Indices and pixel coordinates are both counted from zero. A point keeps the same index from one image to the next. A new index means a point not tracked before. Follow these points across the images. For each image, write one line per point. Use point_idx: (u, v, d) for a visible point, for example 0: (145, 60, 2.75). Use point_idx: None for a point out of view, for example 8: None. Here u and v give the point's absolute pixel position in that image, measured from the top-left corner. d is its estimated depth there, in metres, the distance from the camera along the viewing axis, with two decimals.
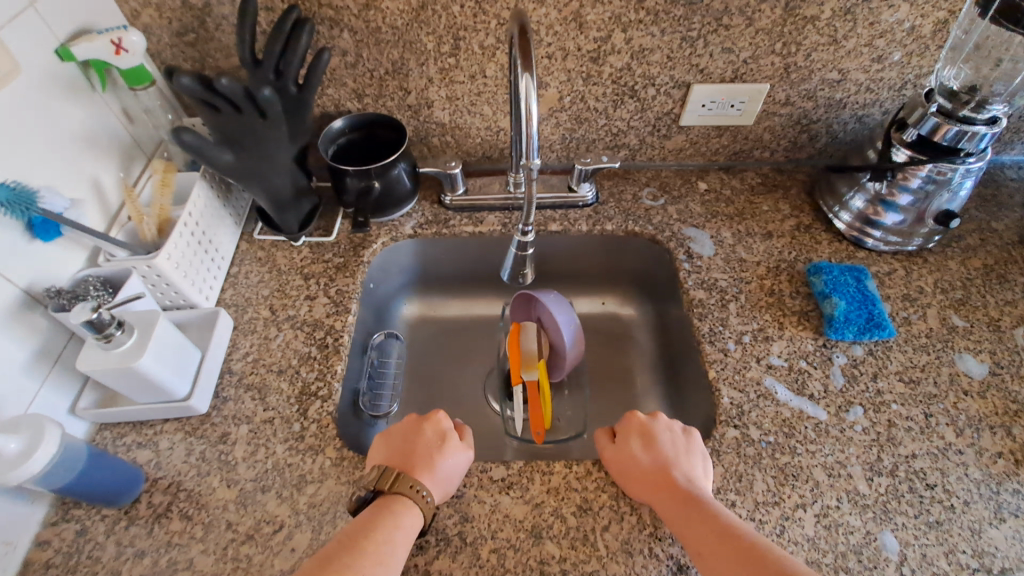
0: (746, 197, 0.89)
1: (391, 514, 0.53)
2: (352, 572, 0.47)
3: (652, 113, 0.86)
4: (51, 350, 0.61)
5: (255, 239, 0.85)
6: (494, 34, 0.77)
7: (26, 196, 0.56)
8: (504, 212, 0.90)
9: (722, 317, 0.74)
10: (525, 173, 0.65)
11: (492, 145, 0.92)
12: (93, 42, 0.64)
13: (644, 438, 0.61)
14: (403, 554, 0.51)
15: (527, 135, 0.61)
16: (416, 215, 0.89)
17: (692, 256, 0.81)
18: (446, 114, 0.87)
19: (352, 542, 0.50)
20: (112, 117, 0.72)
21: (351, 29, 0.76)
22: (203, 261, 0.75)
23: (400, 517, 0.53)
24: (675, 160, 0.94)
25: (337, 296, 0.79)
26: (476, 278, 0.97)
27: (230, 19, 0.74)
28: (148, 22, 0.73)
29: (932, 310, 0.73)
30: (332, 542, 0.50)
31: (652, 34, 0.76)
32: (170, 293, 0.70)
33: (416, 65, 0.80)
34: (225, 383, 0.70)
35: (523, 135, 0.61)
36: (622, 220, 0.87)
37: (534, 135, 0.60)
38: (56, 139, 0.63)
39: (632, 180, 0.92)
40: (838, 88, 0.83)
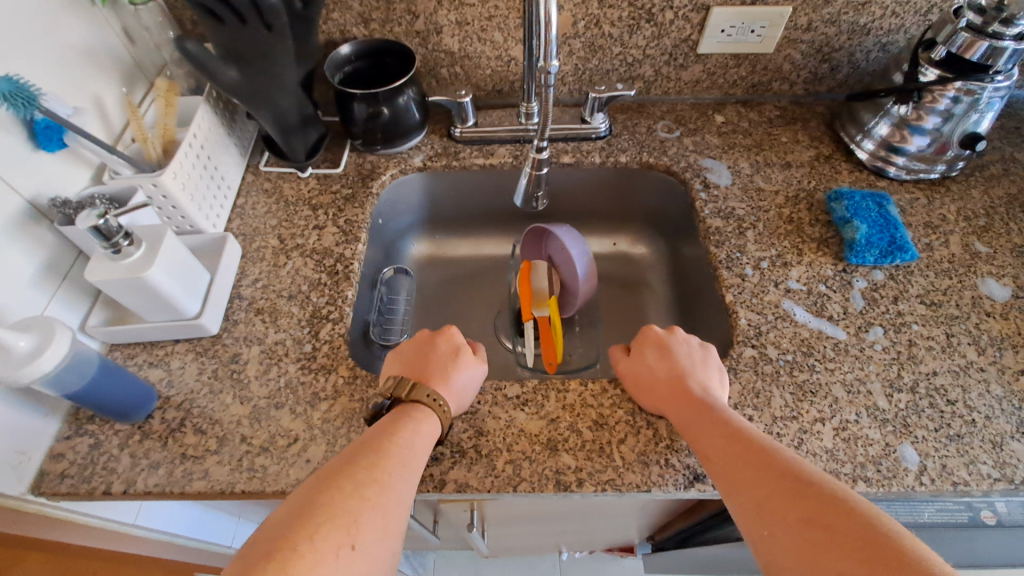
0: (764, 129, 0.87)
1: (412, 420, 0.52)
2: (380, 470, 0.46)
3: (669, 40, 0.83)
4: (58, 266, 0.60)
5: (261, 170, 0.84)
6: None
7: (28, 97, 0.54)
8: (515, 144, 0.88)
9: (740, 244, 0.72)
10: (541, 79, 0.62)
11: (503, 78, 0.90)
12: None
13: (659, 351, 0.60)
14: (423, 458, 0.50)
15: (546, 42, 0.59)
16: (425, 148, 0.87)
17: (709, 185, 0.79)
18: (455, 41, 0.84)
19: (376, 443, 0.49)
20: (112, 35, 0.69)
21: None
22: (210, 187, 0.73)
23: (421, 424, 0.52)
24: (691, 94, 0.91)
25: (346, 225, 0.78)
26: (486, 216, 0.96)
27: None
28: None
29: (954, 237, 0.72)
30: (354, 442, 0.50)
31: None
32: (177, 217, 0.69)
33: None
34: (235, 307, 0.69)
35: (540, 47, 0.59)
36: (636, 152, 0.85)
37: (554, 46, 0.59)
38: (58, 52, 0.61)
39: (647, 113, 0.90)
40: (863, 12, 0.79)
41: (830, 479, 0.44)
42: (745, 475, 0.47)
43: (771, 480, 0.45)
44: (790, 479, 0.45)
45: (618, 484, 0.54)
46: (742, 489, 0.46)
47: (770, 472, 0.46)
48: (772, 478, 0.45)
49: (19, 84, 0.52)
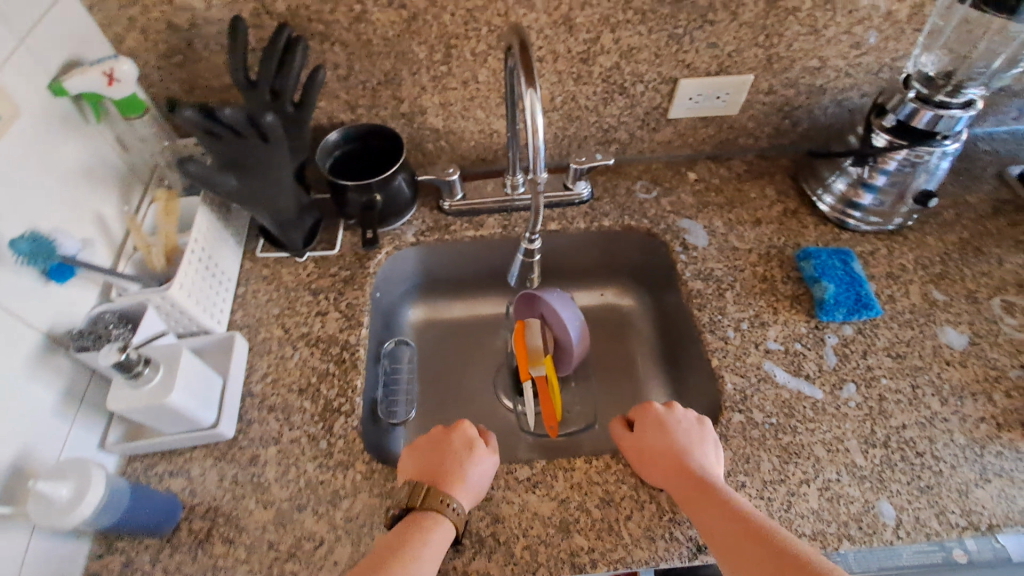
0: (734, 184, 0.92)
1: (422, 529, 0.56)
2: None
3: (642, 108, 0.88)
4: (76, 390, 0.62)
5: (258, 257, 0.86)
6: (485, 40, 0.77)
7: (45, 245, 0.57)
8: (503, 214, 0.91)
9: (721, 305, 0.78)
10: (531, 182, 0.64)
11: (486, 148, 0.93)
12: (85, 74, 0.62)
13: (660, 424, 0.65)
14: (431, 568, 0.54)
15: (535, 151, 0.60)
16: (417, 222, 0.91)
17: (688, 247, 0.85)
18: (439, 120, 0.87)
19: (383, 560, 0.53)
20: (107, 147, 0.71)
21: (342, 43, 0.76)
22: (213, 286, 0.76)
23: (430, 533, 0.56)
24: (665, 152, 0.96)
25: (348, 309, 0.81)
26: (478, 279, 0.99)
27: (217, 39, 0.74)
28: (133, 46, 0.73)
29: (914, 287, 0.78)
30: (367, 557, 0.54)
31: (640, 33, 0.77)
32: (184, 320, 0.71)
33: (409, 74, 0.80)
34: (247, 406, 0.71)
35: (529, 159, 0.61)
36: (618, 215, 0.89)
37: (541, 147, 0.60)
38: (61, 179, 0.63)
39: (624, 174, 0.95)
40: (819, 75, 0.85)
41: (822, 558, 0.49)
42: (747, 553, 0.51)
43: (773, 560, 0.50)
44: (789, 559, 0.49)
45: (628, 561, 0.58)
46: (744, 566, 0.51)
47: (770, 551, 0.50)
48: (774, 557, 0.50)
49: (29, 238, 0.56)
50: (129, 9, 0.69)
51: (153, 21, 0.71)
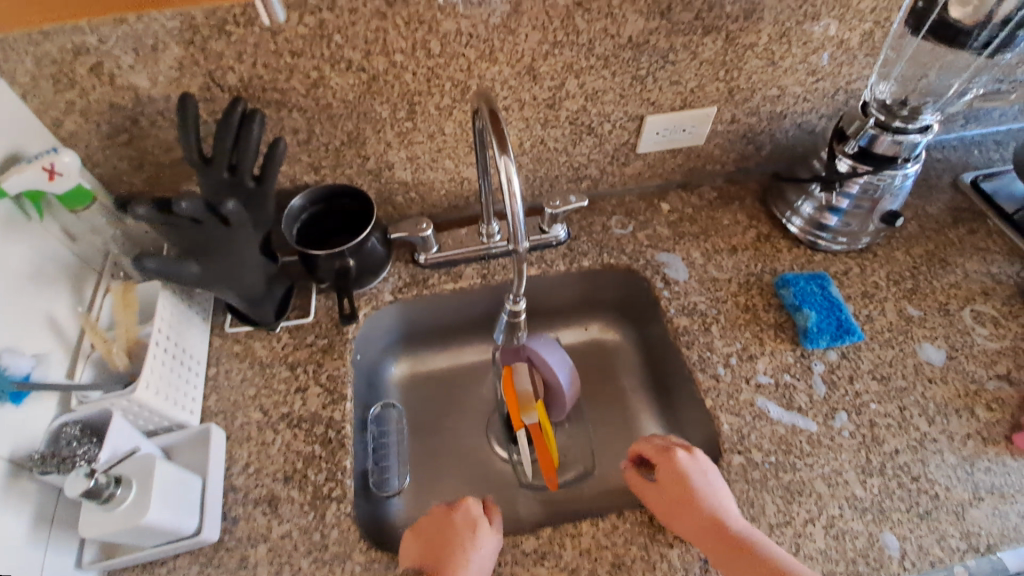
0: (707, 212, 0.93)
1: None
2: None
3: (610, 145, 0.87)
4: (46, 513, 0.58)
5: (227, 332, 0.82)
6: (449, 95, 0.75)
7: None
8: (481, 262, 0.90)
9: (708, 341, 0.78)
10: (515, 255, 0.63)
11: (457, 196, 0.91)
12: (24, 173, 0.59)
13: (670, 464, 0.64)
14: None
15: (513, 215, 0.58)
16: (393, 278, 0.88)
17: (669, 282, 0.85)
18: (407, 173, 0.85)
19: None
20: (53, 242, 0.67)
21: (300, 108, 0.73)
22: (181, 375, 0.72)
23: None
24: (636, 184, 0.96)
25: (330, 382, 0.78)
26: (459, 327, 0.97)
27: (165, 115, 0.70)
28: (74, 128, 0.69)
29: (889, 305, 0.80)
30: None
31: (604, 76, 0.77)
32: (153, 417, 0.67)
33: (373, 133, 0.78)
34: (231, 502, 0.68)
35: (508, 223, 0.58)
36: (597, 254, 0.89)
37: (519, 210, 0.57)
38: (6, 286, 0.59)
39: (598, 210, 0.94)
40: (779, 102, 0.86)
41: None
42: None
43: None
44: None
45: None
46: None
47: None
48: None
49: None
50: (66, 93, 0.66)
51: (94, 103, 0.67)
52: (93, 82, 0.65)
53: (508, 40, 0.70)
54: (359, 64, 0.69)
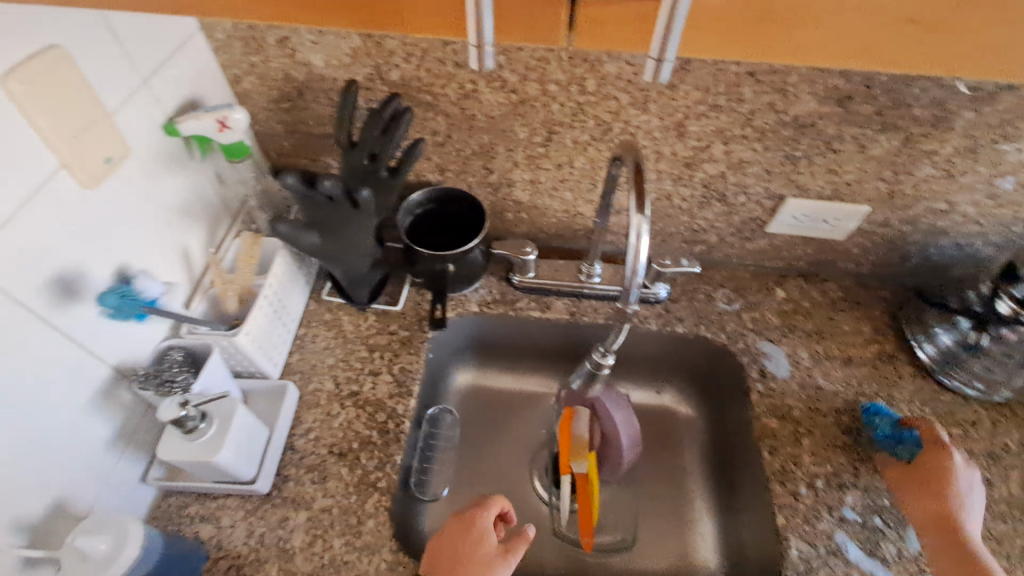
0: (825, 312, 0.86)
1: None
2: None
3: (739, 217, 0.83)
4: (129, 426, 0.64)
5: (322, 299, 0.87)
6: (589, 132, 0.74)
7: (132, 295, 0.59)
8: (572, 298, 0.88)
9: (795, 454, 0.72)
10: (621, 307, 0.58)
11: (567, 227, 0.91)
12: (199, 120, 0.66)
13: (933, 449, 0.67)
14: None
15: (633, 274, 0.53)
16: (484, 290, 0.89)
17: (767, 376, 0.80)
18: (526, 194, 0.86)
19: None
20: (204, 183, 0.74)
21: (446, 113, 0.75)
22: (277, 330, 0.77)
23: None
24: (753, 262, 0.91)
25: (400, 374, 0.80)
26: (532, 354, 0.96)
27: (327, 93, 0.76)
28: (249, 88, 0.77)
29: (1019, 475, 0.70)
30: None
31: (754, 149, 0.73)
32: (242, 361, 0.72)
33: (505, 150, 0.79)
34: (287, 461, 0.71)
35: (625, 281, 0.54)
36: (694, 323, 0.85)
37: (642, 269, 0.53)
38: (158, 215, 0.66)
39: (707, 278, 0.91)
40: (943, 217, 0.78)
41: None
42: None
43: None
44: None
45: None
46: None
47: None
48: None
49: (121, 291, 0.59)
50: (252, 57, 0.73)
51: (271, 70, 0.74)
52: (276, 53, 0.72)
53: (666, 93, 0.69)
54: (512, 86, 0.70)
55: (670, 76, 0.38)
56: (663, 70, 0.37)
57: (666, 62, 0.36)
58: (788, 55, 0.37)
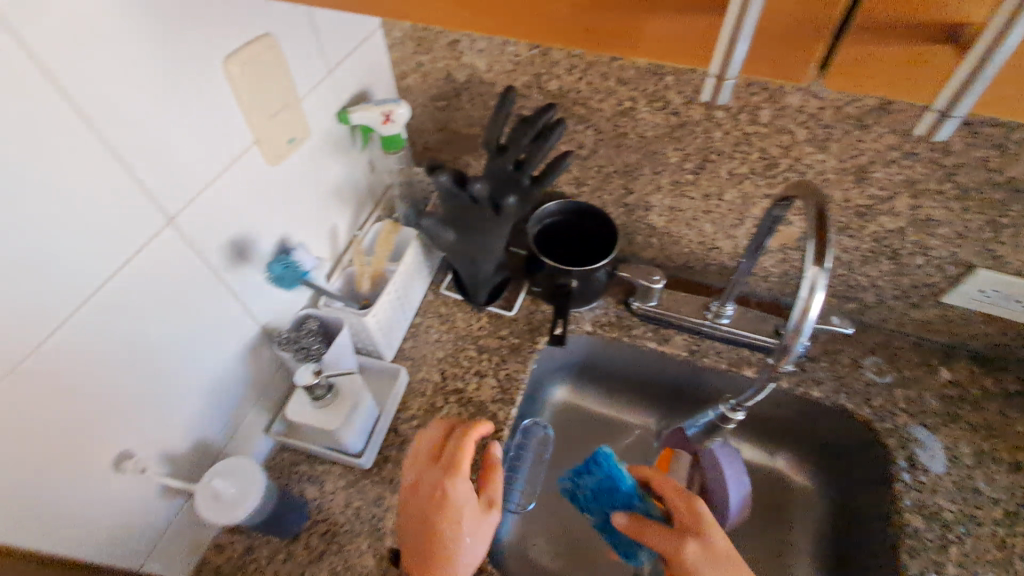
0: (999, 406, 0.74)
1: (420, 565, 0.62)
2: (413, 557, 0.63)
3: (908, 279, 0.74)
4: (263, 382, 0.70)
5: (440, 292, 0.89)
6: (750, 165, 0.69)
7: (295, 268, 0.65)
8: (693, 335, 0.83)
9: (941, 562, 0.62)
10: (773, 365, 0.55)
11: (699, 259, 0.85)
12: (369, 111, 0.70)
13: (689, 510, 0.59)
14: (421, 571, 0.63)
15: (794, 334, 0.49)
16: (600, 311, 0.86)
17: (916, 466, 0.69)
18: (662, 220, 0.82)
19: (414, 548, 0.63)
20: (358, 169, 0.78)
21: (597, 128, 0.73)
22: (398, 315, 0.80)
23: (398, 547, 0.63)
24: (913, 331, 0.80)
25: (505, 380, 0.79)
26: (636, 385, 0.91)
27: (484, 97, 0.77)
28: (412, 84, 0.80)
29: None
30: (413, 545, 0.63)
31: (947, 208, 0.64)
32: (365, 339, 0.76)
33: (651, 172, 0.76)
34: (388, 442, 0.74)
35: (784, 339, 0.50)
36: (832, 389, 0.76)
37: (806, 328, 0.49)
38: (317, 193, 0.71)
39: (854, 340, 0.81)
40: None
41: None
42: None
43: None
44: None
45: None
46: None
47: None
48: None
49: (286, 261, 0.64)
50: (421, 56, 0.76)
51: (436, 70, 0.77)
52: (444, 54, 0.74)
53: (853, 134, 0.61)
54: (675, 107, 0.67)
55: (949, 135, 0.33)
56: (943, 128, 0.33)
57: (954, 118, 0.32)
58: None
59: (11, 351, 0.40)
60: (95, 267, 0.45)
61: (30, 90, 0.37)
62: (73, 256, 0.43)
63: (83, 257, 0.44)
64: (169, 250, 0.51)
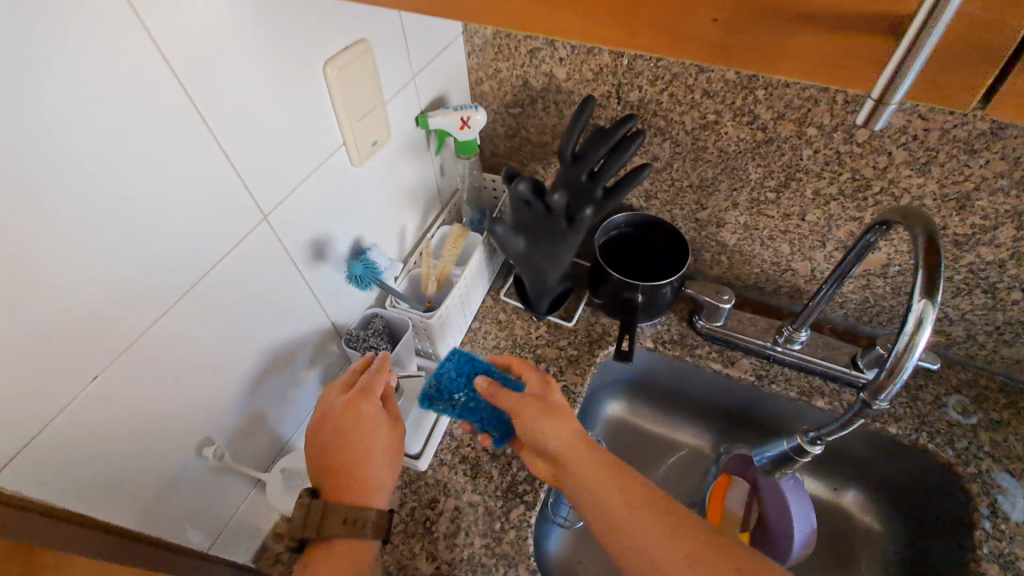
0: None
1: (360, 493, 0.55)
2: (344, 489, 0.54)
3: (1004, 315, 0.69)
4: (329, 377, 0.71)
5: (499, 298, 0.89)
6: (839, 185, 0.66)
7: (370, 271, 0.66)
8: (760, 359, 0.80)
9: None
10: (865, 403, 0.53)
11: (770, 280, 0.82)
12: (448, 117, 0.71)
13: (540, 382, 0.61)
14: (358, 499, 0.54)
15: (892, 373, 0.47)
16: (661, 327, 0.84)
17: (1001, 514, 0.64)
18: (734, 238, 0.79)
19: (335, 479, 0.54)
20: (430, 172, 0.79)
21: (675, 141, 0.72)
22: (459, 318, 0.80)
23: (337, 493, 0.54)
24: (1004, 371, 0.75)
25: (562, 392, 0.78)
26: (694, 405, 0.89)
27: (559, 105, 0.77)
28: (487, 91, 0.81)
29: None
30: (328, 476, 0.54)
31: None
32: (427, 342, 0.76)
33: (728, 188, 0.74)
34: (444, 445, 0.74)
35: (879, 378, 0.48)
36: (912, 427, 0.71)
37: (909, 365, 0.46)
38: (392, 194, 0.72)
39: (937, 376, 0.76)
40: None
41: None
42: None
43: None
44: None
45: None
46: None
47: None
48: None
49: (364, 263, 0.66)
50: (500, 63, 0.76)
51: (513, 77, 0.77)
52: (524, 62, 0.74)
53: (958, 158, 0.58)
54: (763, 123, 0.64)
55: None
56: None
57: None
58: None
59: (123, 331, 0.43)
60: (199, 258, 0.47)
61: (163, 88, 0.40)
62: (182, 246, 0.45)
63: (189, 248, 0.46)
64: (261, 244, 0.53)
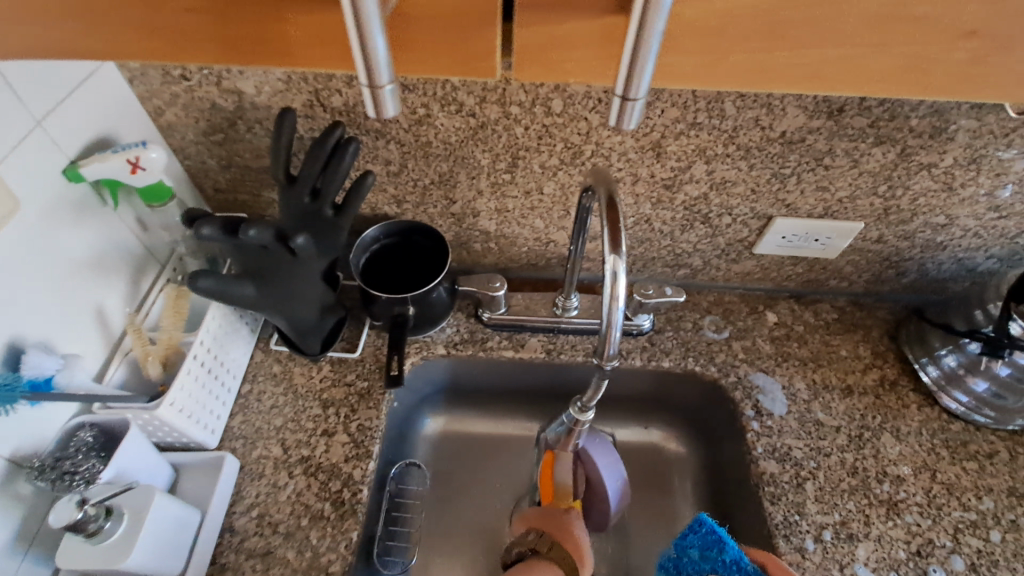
0: (821, 337, 0.80)
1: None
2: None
3: (723, 239, 0.78)
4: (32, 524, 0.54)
5: (271, 348, 0.77)
6: (558, 155, 0.68)
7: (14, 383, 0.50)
8: (549, 334, 0.81)
9: (798, 501, 0.67)
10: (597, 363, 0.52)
11: (539, 256, 0.83)
12: (107, 162, 0.57)
13: None
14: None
15: (610, 325, 0.48)
16: (451, 330, 0.81)
17: (761, 412, 0.73)
18: (492, 224, 0.78)
19: None
20: (123, 230, 0.65)
21: (398, 141, 0.68)
22: (213, 391, 0.67)
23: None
24: (741, 284, 0.85)
25: (358, 433, 0.70)
26: (508, 395, 0.88)
27: (263, 123, 0.68)
28: (174, 120, 0.68)
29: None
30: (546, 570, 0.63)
31: (739, 168, 0.67)
32: (170, 433, 0.63)
33: (466, 178, 0.72)
34: (225, 546, 0.62)
35: (602, 332, 0.48)
36: (680, 356, 0.78)
37: (619, 317, 0.47)
38: (60, 272, 0.57)
39: (693, 303, 0.85)
40: (942, 231, 0.73)
41: None
42: None
43: None
44: None
45: None
46: None
47: None
48: None
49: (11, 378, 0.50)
50: (173, 86, 0.64)
51: (197, 100, 0.66)
52: (201, 81, 0.63)
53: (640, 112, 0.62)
54: (470, 108, 0.63)
55: (637, 118, 0.36)
56: (630, 111, 0.36)
57: (635, 100, 0.35)
58: (807, 84, 0.38)
59: None
60: None
61: None
62: None
63: None
64: None
